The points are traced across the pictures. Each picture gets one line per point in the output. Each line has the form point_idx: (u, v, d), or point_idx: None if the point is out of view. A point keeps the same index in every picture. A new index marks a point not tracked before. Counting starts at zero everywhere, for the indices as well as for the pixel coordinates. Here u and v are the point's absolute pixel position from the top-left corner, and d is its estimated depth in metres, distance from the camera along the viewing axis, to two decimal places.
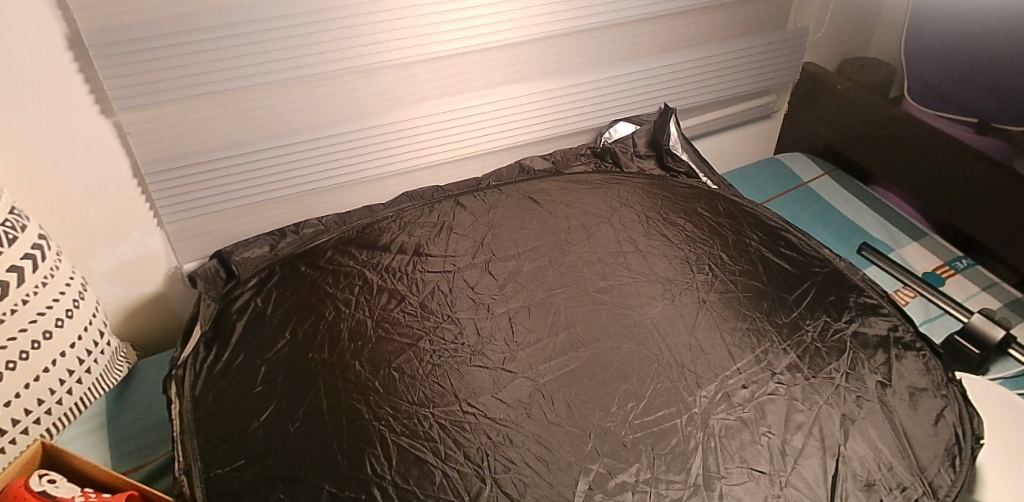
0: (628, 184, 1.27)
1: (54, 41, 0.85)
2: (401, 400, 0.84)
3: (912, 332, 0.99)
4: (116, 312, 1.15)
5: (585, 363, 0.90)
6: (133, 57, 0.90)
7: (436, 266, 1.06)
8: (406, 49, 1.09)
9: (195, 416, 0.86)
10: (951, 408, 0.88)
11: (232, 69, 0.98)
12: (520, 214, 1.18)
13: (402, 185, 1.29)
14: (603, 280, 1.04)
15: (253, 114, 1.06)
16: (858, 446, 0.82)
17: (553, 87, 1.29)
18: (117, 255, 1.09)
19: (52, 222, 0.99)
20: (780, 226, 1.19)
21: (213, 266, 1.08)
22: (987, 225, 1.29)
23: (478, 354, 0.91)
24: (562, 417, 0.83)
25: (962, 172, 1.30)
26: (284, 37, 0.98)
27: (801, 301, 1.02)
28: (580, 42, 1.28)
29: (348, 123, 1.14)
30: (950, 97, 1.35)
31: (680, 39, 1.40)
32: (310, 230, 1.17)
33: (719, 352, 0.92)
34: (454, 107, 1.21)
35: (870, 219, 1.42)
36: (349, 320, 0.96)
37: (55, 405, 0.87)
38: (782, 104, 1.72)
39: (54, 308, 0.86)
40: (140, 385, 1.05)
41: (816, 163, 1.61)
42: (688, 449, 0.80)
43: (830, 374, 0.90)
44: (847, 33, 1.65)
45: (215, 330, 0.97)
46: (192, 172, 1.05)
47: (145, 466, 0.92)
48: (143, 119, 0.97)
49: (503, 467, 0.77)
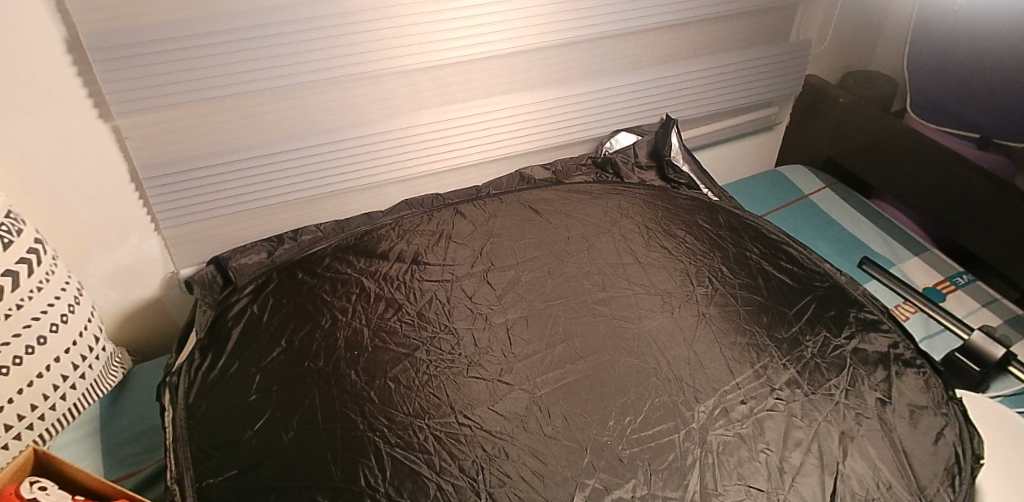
0: (628, 195, 1.26)
1: (54, 44, 0.85)
2: (396, 411, 0.84)
3: (912, 349, 0.99)
4: (111, 315, 1.15)
5: (583, 375, 0.89)
6: (133, 61, 0.90)
7: (435, 274, 1.06)
8: (408, 57, 1.09)
9: (188, 424, 0.85)
10: (952, 426, 0.87)
11: (234, 74, 0.98)
12: (520, 223, 1.17)
13: (401, 192, 1.29)
14: (603, 291, 1.03)
15: (253, 119, 1.05)
16: (857, 464, 0.81)
17: (553, 96, 1.29)
18: (114, 259, 1.08)
19: (48, 225, 0.99)
20: (781, 240, 1.19)
21: (210, 272, 1.07)
22: (989, 241, 1.29)
23: (475, 365, 0.90)
24: (559, 431, 0.82)
25: (964, 187, 1.30)
26: (286, 43, 0.98)
27: (801, 316, 1.01)
28: (582, 53, 1.28)
29: (347, 130, 1.13)
30: (955, 113, 1.34)
31: (682, 50, 1.40)
32: (309, 237, 1.17)
33: (719, 367, 0.91)
34: (455, 115, 1.21)
35: (870, 233, 1.42)
36: (345, 329, 0.96)
37: (49, 410, 0.86)
38: (784, 115, 1.72)
39: (48, 313, 0.85)
40: (133, 392, 1.04)
41: (817, 175, 1.61)
42: (685, 464, 0.79)
43: (830, 390, 0.90)
44: (849, 46, 1.65)
45: (210, 337, 0.97)
46: (191, 178, 1.05)
47: (137, 474, 0.91)
48: (143, 123, 0.97)
49: (498, 481, 0.76)
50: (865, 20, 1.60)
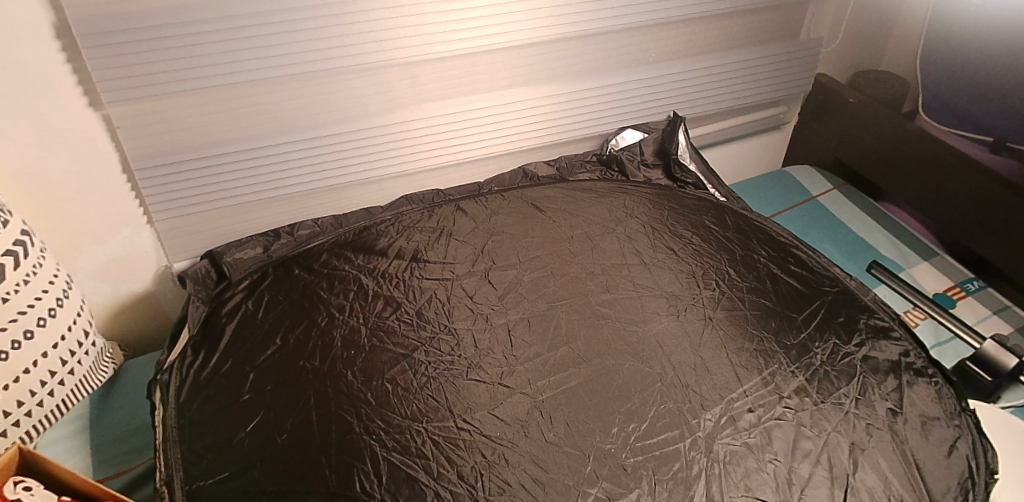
0: (634, 194, 1.23)
1: (42, 30, 0.82)
2: (393, 414, 0.81)
3: (924, 358, 0.96)
4: (103, 310, 1.12)
5: (586, 380, 0.87)
6: (126, 48, 0.87)
7: (434, 273, 1.03)
8: (409, 48, 1.06)
9: (179, 424, 0.83)
10: (964, 439, 0.85)
11: (230, 63, 0.94)
12: (522, 221, 1.14)
13: (401, 186, 1.26)
14: (607, 293, 1.00)
15: (250, 109, 1.02)
16: (868, 477, 0.79)
17: (558, 91, 1.26)
18: (105, 252, 1.06)
19: (35, 216, 0.96)
20: (790, 242, 1.16)
21: (203, 267, 1.05)
22: (1001, 247, 1.26)
23: (475, 367, 0.88)
24: (560, 437, 0.79)
25: (977, 192, 1.27)
26: (285, 32, 0.95)
27: (811, 322, 0.98)
28: (589, 47, 1.24)
29: (347, 123, 1.11)
30: (966, 115, 1.30)
31: (690, 46, 1.36)
32: (306, 232, 1.14)
33: (725, 373, 0.89)
34: (457, 109, 1.18)
35: (879, 237, 1.39)
36: (341, 328, 0.93)
37: (36, 406, 0.83)
38: (793, 115, 1.69)
39: (36, 307, 0.82)
40: (122, 389, 1.01)
41: (825, 176, 1.58)
42: (690, 475, 0.76)
43: (840, 400, 0.87)
44: (859, 45, 1.62)
45: (203, 334, 0.94)
46: (184, 170, 1.01)
47: (126, 474, 0.88)
48: (135, 112, 0.94)
49: (497, 489, 0.73)
50: (877, 19, 1.57)
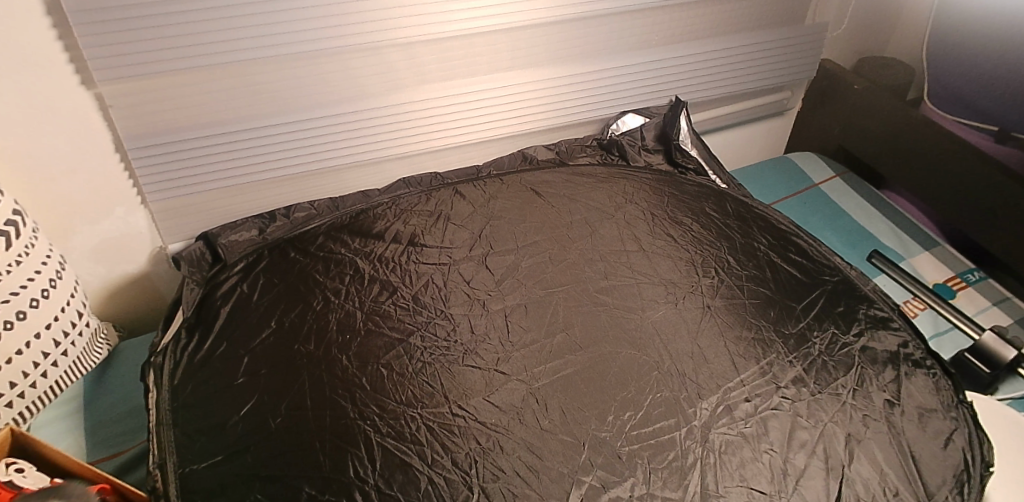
0: (634, 180, 1.22)
1: (31, 5, 0.80)
2: (388, 399, 0.81)
3: (923, 349, 0.96)
4: (98, 291, 1.11)
5: (582, 367, 0.86)
6: (118, 25, 0.85)
7: (431, 257, 1.02)
8: (407, 29, 1.03)
9: (173, 407, 0.82)
10: (961, 431, 0.85)
11: (226, 42, 0.92)
12: (520, 206, 1.13)
13: (400, 168, 1.24)
14: (605, 280, 1.00)
15: (245, 89, 1.00)
16: (863, 468, 0.78)
17: (559, 74, 1.24)
18: (99, 233, 1.05)
19: (28, 196, 0.94)
20: (791, 231, 1.15)
21: (198, 249, 1.04)
22: (1002, 239, 1.25)
23: (471, 353, 0.87)
24: (556, 425, 0.79)
25: (980, 183, 1.26)
26: (281, 9, 0.93)
27: (809, 312, 0.98)
28: (590, 30, 1.22)
29: (344, 104, 1.09)
30: (972, 103, 1.28)
31: (693, 29, 1.34)
32: (302, 214, 1.13)
33: (722, 362, 0.88)
34: (456, 91, 1.16)
35: (881, 226, 1.38)
36: (337, 312, 0.92)
37: (30, 388, 0.83)
38: (796, 100, 1.67)
39: (29, 287, 0.81)
40: (117, 370, 1.01)
41: (828, 163, 1.56)
42: (686, 464, 0.76)
43: (837, 390, 0.87)
44: (866, 30, 1.59)
45: (198, 315, 0.93)
46: (178, 151, 1.00)
47: (119, 455, 0.88)
48: (128, 90, 0.92)
49: (491, 475, 0.73)
50: (884, 4, 1.54)
